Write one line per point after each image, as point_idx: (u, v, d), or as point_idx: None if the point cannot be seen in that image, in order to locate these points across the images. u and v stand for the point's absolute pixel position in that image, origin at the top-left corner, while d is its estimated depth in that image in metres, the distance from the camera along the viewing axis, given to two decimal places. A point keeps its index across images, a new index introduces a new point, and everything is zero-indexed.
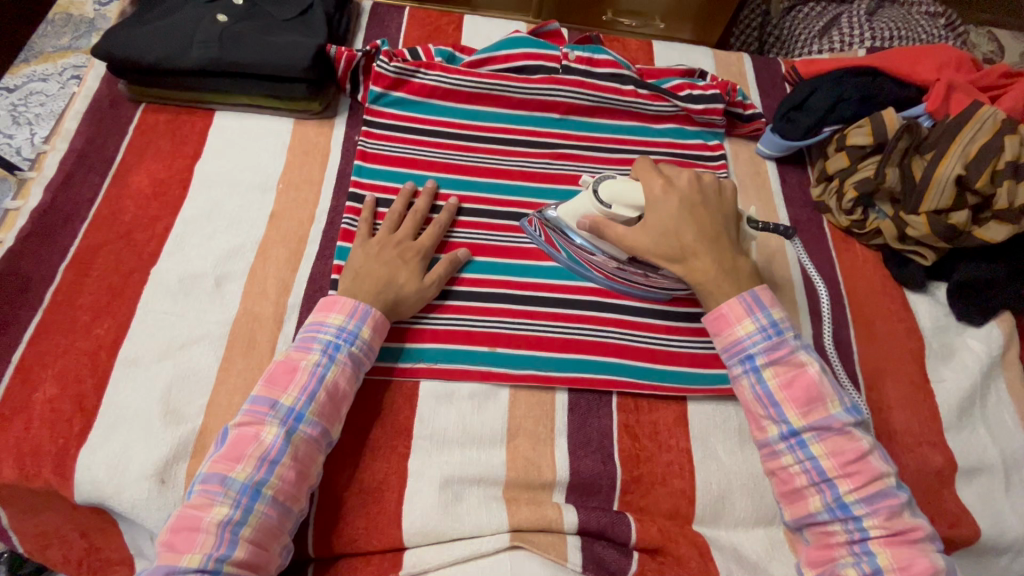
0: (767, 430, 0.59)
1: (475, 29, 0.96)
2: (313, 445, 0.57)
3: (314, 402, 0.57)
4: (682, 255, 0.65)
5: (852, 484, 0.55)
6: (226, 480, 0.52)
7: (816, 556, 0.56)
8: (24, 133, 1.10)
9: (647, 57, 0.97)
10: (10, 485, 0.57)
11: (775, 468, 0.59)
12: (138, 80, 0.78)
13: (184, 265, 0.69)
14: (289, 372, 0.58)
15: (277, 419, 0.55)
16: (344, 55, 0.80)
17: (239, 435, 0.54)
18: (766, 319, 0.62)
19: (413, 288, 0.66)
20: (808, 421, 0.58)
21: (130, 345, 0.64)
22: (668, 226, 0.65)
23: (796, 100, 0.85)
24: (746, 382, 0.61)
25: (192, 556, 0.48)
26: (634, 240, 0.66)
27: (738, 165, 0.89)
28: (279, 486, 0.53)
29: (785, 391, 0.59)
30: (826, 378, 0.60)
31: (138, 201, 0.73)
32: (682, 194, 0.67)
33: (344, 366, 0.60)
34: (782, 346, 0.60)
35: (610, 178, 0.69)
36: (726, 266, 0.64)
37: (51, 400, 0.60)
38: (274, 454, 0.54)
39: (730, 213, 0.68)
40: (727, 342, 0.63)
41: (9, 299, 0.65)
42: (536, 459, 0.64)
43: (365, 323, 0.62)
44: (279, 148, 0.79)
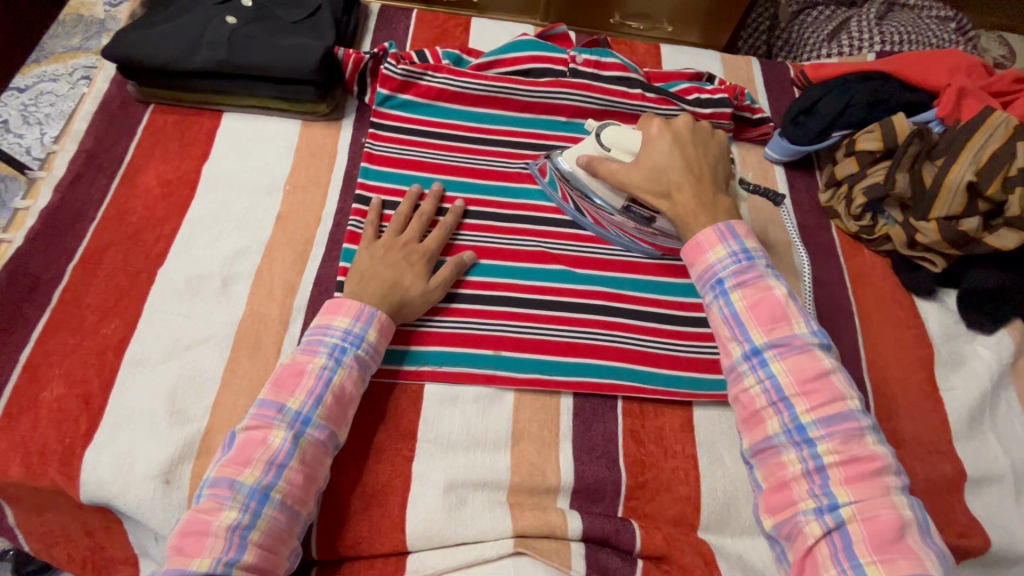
0: (731, 353, 0.58)
1: (482, 31, 0.96)
2: (320, 448, 0.56)
3: (321, 406, 0.57)
4: (667, 190, 0.67)
5: (810, 404, 0.53)
6: (234, 484, 0.51)
7: (775, 499, 0.53)
8: (35, 133, 1.10)
9: (655, 60, 0.97)
10: (17, 484, 0.58)
11: (738, 393, 0.58)
12: (148, 81, 0.78)
13: (191, 266, 0.69)
14: (296, 375, 0.58)
15: (285, 423, 0.55)
16: (352, 57, 0.81)
17: (247, 439, 0.54)
18: (737, 246, 0.61)
19: (418, 284, 0.67)
20: (771, 339, 0.57)
21: (137, 345, 0.64)
22: (659, 162, 0.68)
23: (804, 105, 0.85)
24: (716, 306, 0.60)
25: (201, 560, 0.48)
26: (626, 176, 0.69)
27: (745, 169, 0.88)
28: (288, 489, 0.53)
29: (751, 312, 0.58)
30: (794, 303, 0.59)
31: (146, 202, 0.73)
32: (675, 135, 0.70)
33: (350, 370, 0.60)
34: (750, 271, 0.60)
35: (615, 124, 0.73)
36: (706, 200, 0.65)
37: (58, 399, 0.60)
38: (282, 457, 0.53)
39: (718, 159, 0.71)
40: (698, 270, 0.62)
41: (18, 299, 0.65)
42: (540, 463, 0.64)
43: (372, 325, 0.62)
44: (287, 149, 0.80)
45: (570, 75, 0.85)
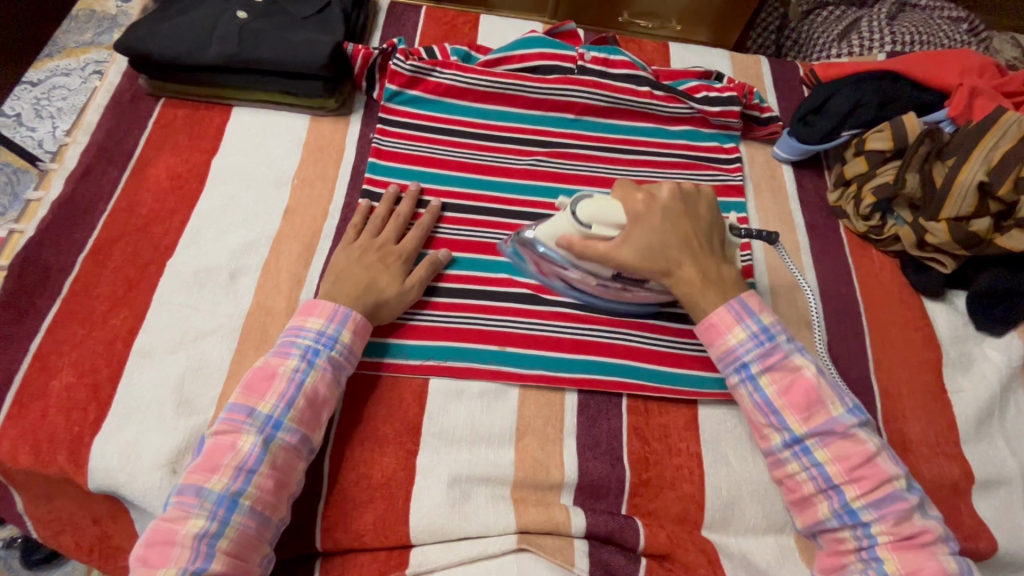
0: (770, 439, 0.60)
1: (491, 28, 0.96)
2: (292, 452, 0.56)
3: (293, 409, 0.57)
4: (667, 267, 0.64)
5: (859, 489, 0.56)
6: (201, 491, 0.51)
7: (828, 562, 0.58)
8: (47, 126, 1.12)
9: (663, 58, 0.96)
10: (26, 471, 0.58)
11: (782, 477, 0.60)
12: (158, 75, 0.79)
13: (199, 259, 0.70)
14: (267, 379, 0.58)
15: (255, 428, 0.55)
16: (361, 53, 0.81)
17: (216, 444, 0.54)
18: (756, 326, 0.62)
19: (390, 293, 0.66)
20: (810, 427, 0.58)
21: (145, 336, 0.64)
22: (652, 240, 0.64)
23: (813, 104, 0.84)
24: (744, 392, 0.62)
25: (167, 570, 0.49)
26: (618, 256, 0.63)
27: (753, 168, 0.88)
28: (257, 495, 0.53)
29: (783, 399, 0.60)
30: (824, 381, 0.60)
31: (155, 195, 0.73)
32: (664, 207, 0.65)
33: (322, 372, 0.60)
34: (776, 352, 0.61)
35: (588, 197, 0.65)
36: (711, 276, 0.65)
37: (67, 388, 0.61)
38: (250, 464, 0.53)
39: (712, 222, 0.68)
40: (721, 351, 0.63)
41: (29, 289, 0.66)
42: (544, 459, 0.64)
43: (345, 327, 0.62)
44: (295, 144, 0.80)
45: (577, 72, 0.86)
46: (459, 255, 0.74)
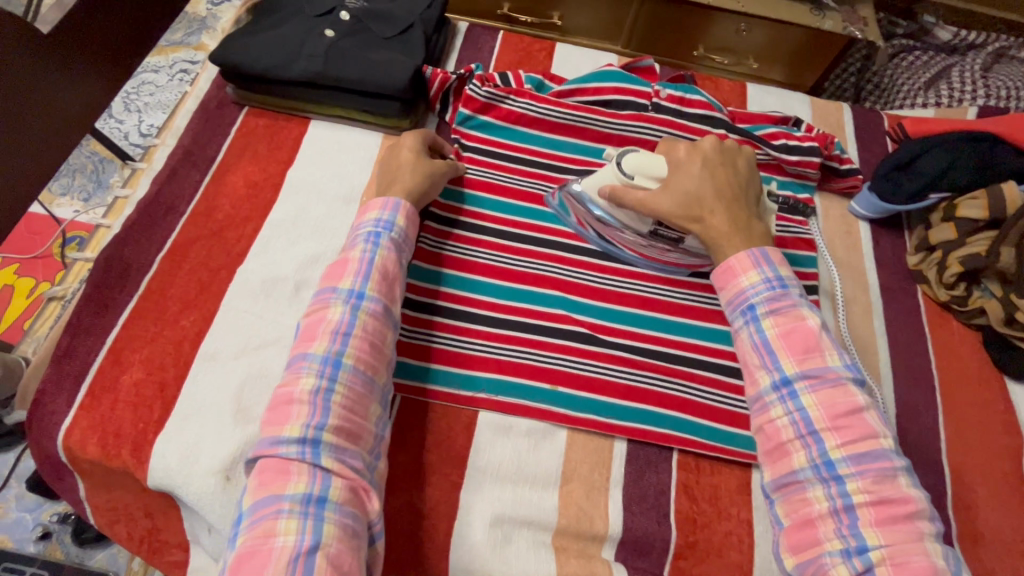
0: (759, 382, 0.59)
1: (566, 57, 0.96)
2: (379, 320, 0.60)
3: (370, 281, 0.60)
4: (700, 215, 0.68)
5: (841, 439, 0.54)
6: (307, 355, 0.56)
7: (798, 537, 0.53)
8: (134, 119, 1.18)
9: (740, 99, 0.94)
10: (93, 461, 0.61)
11: (764, 422, 0.58)
12: (245, 86, 0.82)
13: (268, 268, 0.72)
14: (341, 265, 0.62)
15: (341, 300, 0.59)
16: (439, 77, 0.82)
17: (311, 321, 0.59)
18: (771, 273, 0.63)
19: (432, 173, 0.72)
20: (802, 369, 0.57)
21: (212, 340, 0.67)
22: (689, 188, 0.69)
23: (900, 159, 0.80)
24: (746, 333, 0.62)
25: (292, 426, 0.52)
26: (655, 203, 0.69)
27: (827, 222, 0.85)
28: (356, 356, 0.57)
29: (782, 340, 0.59)
30: (826, 334, 0.60)
31: (233, 201, 0.76)
32: (704, 157, 0.70)
33: (388, 251, 0.63)
34: (784, 299, 0.61)
35: (634, 151, 0.72)
36: (741, 226, 0.67)
37: (136, 383, 0.63)
38: (345, 328, 0.57)
39: (749, 180, 0.72)
40: (731, 294, 0.64)
41: (110, 283, 0.69)
42: (589, 508, 0.62)
43: (398, 213, 0.66)
44: (367, 160, 0.82)
45: (651, 109, 0.84)
46: (517, 287, 0.73)
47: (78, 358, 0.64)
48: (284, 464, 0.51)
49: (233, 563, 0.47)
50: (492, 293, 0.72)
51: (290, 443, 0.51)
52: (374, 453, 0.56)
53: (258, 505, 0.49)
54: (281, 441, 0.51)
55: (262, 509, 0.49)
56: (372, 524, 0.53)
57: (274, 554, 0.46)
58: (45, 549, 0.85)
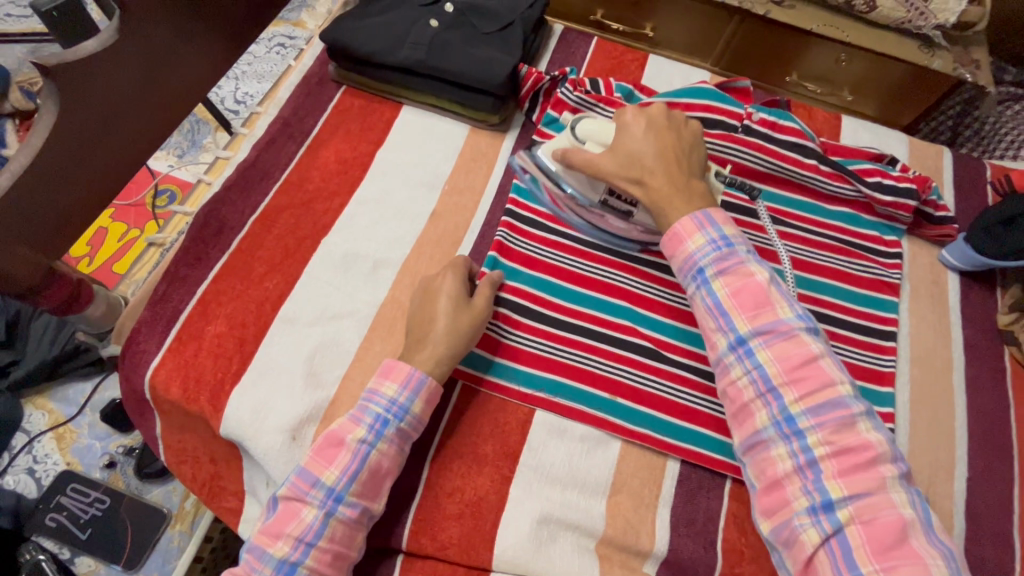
0: (717, 345, 0.60)
1: (658, 70, 0.96)
2: (351, 526, 0.57)
3: (354, 484, 0.56)
4: (640, 176, 0.67)
5: (798, 393, 0.55)
6: (263, 556, 0.54)
7: (768, 501, 0.54)
8: (231, 86, 1.24)
9: (833, 131, 0.91)
10: (173, 402, 0.65)
11: (726, 385, 0.59)
12: (347, 66, 0.85)
13: (350, 243, 0.74)
14: (335, 446, 0.58)
15: (318, 500, 0.55)
16: (533, 76, 0.83)
17: (286, 508, 0.56)
18: (716, 233, 0.62)
19: (468, 326, 0.64)
20: (755, 326, 0.57)
21: (291, 304, 0.70)
22: (632, 149, 0.68)
23: (1003, 214, 0.76)
24: (698, 297, 0.61)
25: None
26: (600, 162, 0.69)
27: (914, 268, 0.81)
28: (314, 566, 0.54)
29: (733, 299, 0.59)
30: (775, 287, 0.59)
31: (323, 174, 0.79)
32: (647, 122, 0.70)
33: (389, 443, 0.59)
34: (731, 257, 0.61)
35: (588, 118, 0.74)
36: (680, 187, 0.66)
37: (219, 335, 0.67)
38: (309, 536, 0.55)
39: (693, 146, 0.70)
40: (678, 260, 0.63)
41: (206, 238, 0.73)
42: (636, 522, 0.62)
43: (417, 396, 0.60)
44: (452, 150, 0.84)
45: (741, 131, 0.82)
46: (585, 292, 0.73)
47: (171, 304, 0.68)
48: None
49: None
50: (560, 295, 0.72)
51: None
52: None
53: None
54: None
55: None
56: None
57: None
58: (109, 477, 0.91)
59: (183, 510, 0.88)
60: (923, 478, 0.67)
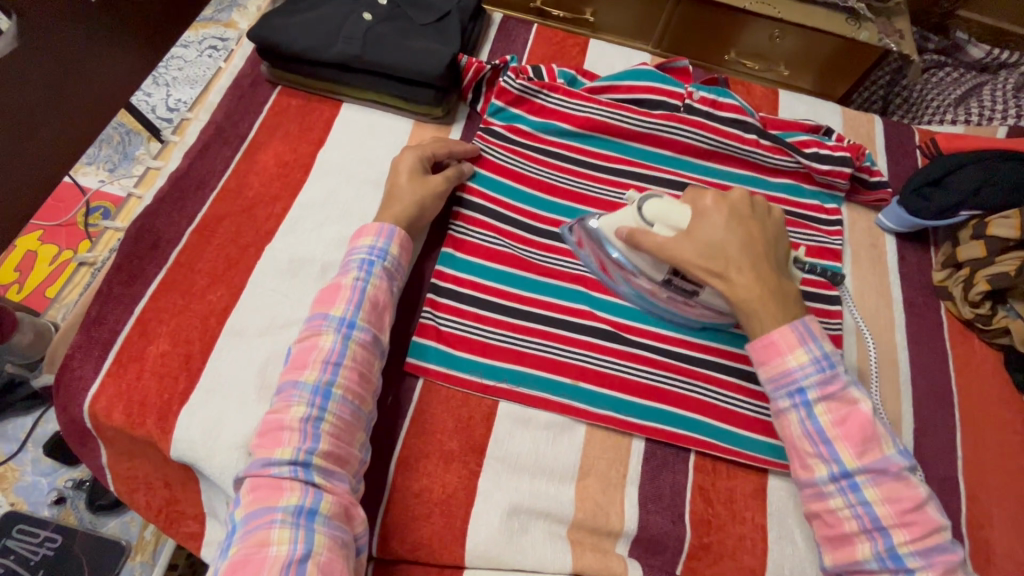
0: (814, 471, 0.58)
1: (599, 54, 0.96)
2: (368, 349, 0.61)
3: (361, 310, 0.62)
4: (724, 270, 0.63)
5: (909, 535, 0.54)
6: (298, 384, 0.57)
7: (840, 556, 0.56)
8: (161, 93, 1.18)
9: (771, 106, 0.94)
10: (118, 428, 0.61)
11: (821, 511, 0.58)
12: (280, 65, 0.82)
13: (296, 248, 0.72)
14: (333, 291, 0.63)
15: (332, 328, 0.60)
16: (474, 66, 0.82)
17: (302, 348, 0.60)
18: (818, 350, 0.59)
19: (429, 190, 0.72)
20: (863, 463, 0.56)
21: (238, 315, 0.67)
22: (716, 237, 0.63)
23: (931, 175, 0.79)
24: (795, 419, 0.59)
25: (284, 449, 0.53)
26: (676, 249, 0.64)
27: (854, 233, 0.85)
28: (346, 384, 0.58)
29: (837, 429, 0.57)
30: (879, 419, 0.58)
31: (263, 178, 0.76)
32: (732, 207, 0.65)
33: (380, 280, 0.64)
34: (835, 381, 0.59)
35: (656, 196, 0.67)
36: (770, 287, 0.62)
37: (162, 354, 0.64)
38: (335, 357, 0.58)
39: (778, 237, 0.67)
40: (774, 373, 0.60)
41: (141, 254, 0.69)
42: (605, 504, 0.63)
43: (393, 241, 0.67)
44: (397, 146, 0.82)
45: (683, 111, 0.84)
46: (541, 281, 0.73)
47: (107, 326, 0.65)
48: (276, 481, 0.52)
49: (225, 572, 0.48)
50: (518, 286, 0.72)
51: (282, 464, 0.53)
52: (359, 478, 0.57)
53: (250, 516, 0.50)
54: (273, 462, 0.53)
55: (254, 521, 0.50)
56: (358, 539, 0.54)
57: (267, 562, 0.47)
58: (59, 513, 0.86)
59: (143, 540, 0.84)
60: None
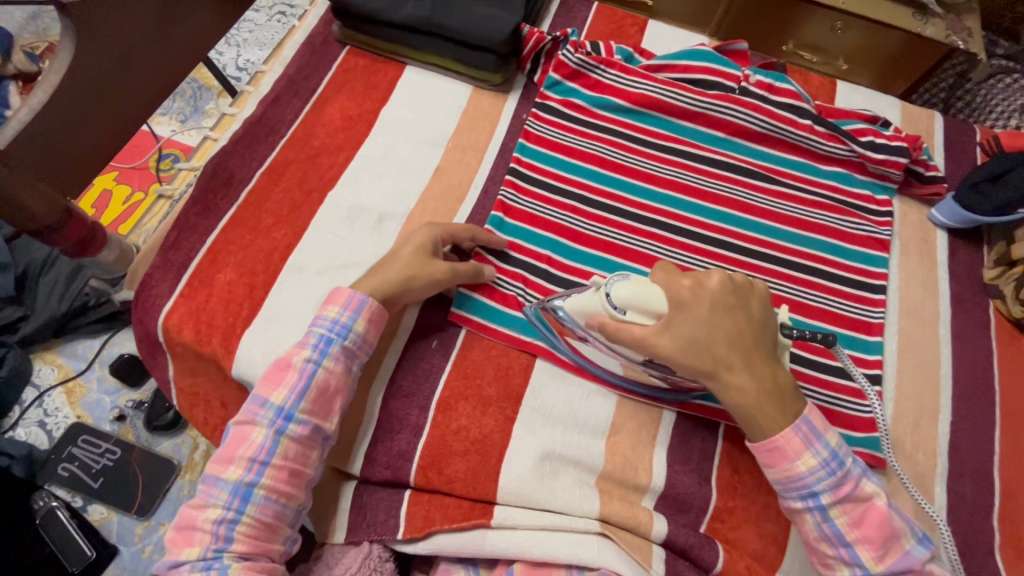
0: (836, 571, 0.57)
1: (658, 34, 0.97)
2: (304, 443, 0.59)
3: (303, 401, 0.59)
4: (715, 369, 0.57)
5: None
6: (218, 482, 0.56)
7: None
8: (232, 53, 1.24)
9: (829, 95, 0.93)
10: (186, 345, 0.66)
11: None
12: (351, 25, 0.86)
13: (356, 196, 0.76)
14: (282, 370, 0.60)
15: (268, 419, 0.58)
16: (535, 36, 0.85)
17: (235, 434, 0.58)
18: (825, 451, 0.56)
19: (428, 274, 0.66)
20: (885, 563, 0.55)
21: (299, 253, 0.71)
22: (698, 335, 0.56)
23: (990, 172, 0.78)
24: (811, 522, 0.57)
25: (192, 551, 0.55)
26: (657, 346, 0.56)
27: (904, 226, 0.84)
28: (270, 484, 0.56)
29: (855, 532, 0.55)
30: (893, 510, 0.57)
31: (329, 130, 0.81)
32: (713, 298, 0.57)
33: (335, 361, 0.61)
34: (847, 480, 0.56)
35: (626, 277, 0.58)
36: (765, 386, 0.57)
37: (230, 282, 0.68)
38: (262, 455, 0.57)
39: (764, 322, 0.59)
40: (785, 477, 0.57)
41: (215, 190, 0.74)
42: (634, 459, 0.65)
43: (360, 316, 0.62)
44: (456, 110, 0.85)
45: (738, 93, 0.84)
46: (584, 249, 0.75)
47: (183, 252, 0.70)
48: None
49: None
50: (562, 251, 0.75)
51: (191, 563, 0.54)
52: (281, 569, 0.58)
53: None
54: (179, 564, 0.54)
55: None
56: None
57: None
58: (120, 429, 0.96)
59: (192, 461, 0.94)
60: (909, 422, 0.71)
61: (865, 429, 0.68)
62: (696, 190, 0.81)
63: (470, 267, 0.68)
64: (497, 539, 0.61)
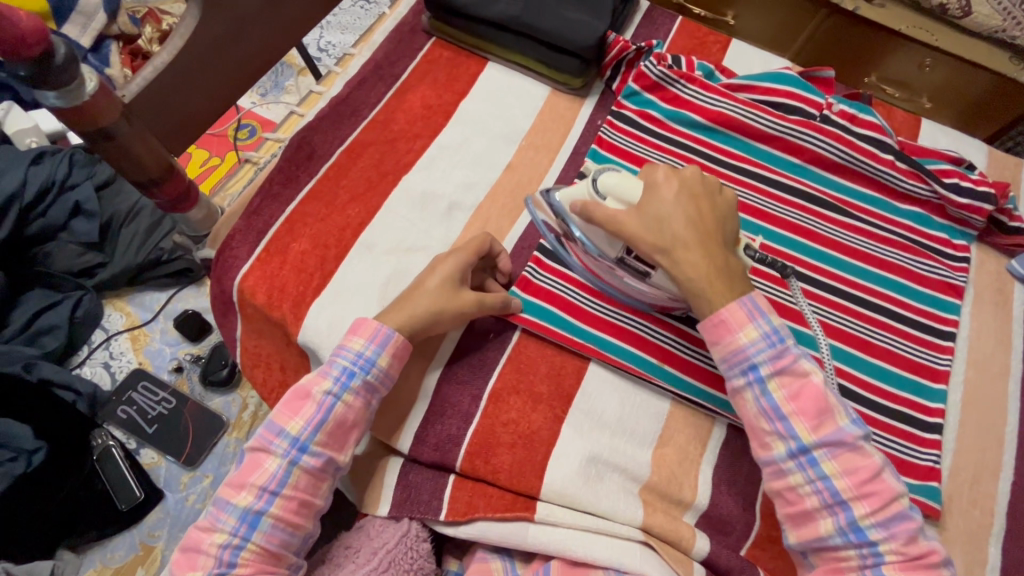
0: (773, 448, 0.57)
1: (741, 53, 0.97)
2: (315, 475, 0.60)
3: (319, 433, 0.59)
4: (671, 246, 0.61)
5: (869, 508, 0.54)
6: (228, 506, 0.57)
7: (804, 532, 0.56)
8: (315, 35, 1.28)
9: (912, 132, 0.91)
10: (257, 307, 0.69)
11: (782, 488, 0.57)
12: (441, 17, 0.88)
13: (429, 183, 0.78)
14: (301, 399, 0.60)
15: (284, 449, 0.59)
16: (619, 44, 0.86)
17: (250, 461, 0.59)
18: (767, 326, 0.58)
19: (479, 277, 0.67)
20: (818, 436, 0.56)
21: (371, 231, 0.73)
22: (662, 213, 0.61)
23: None
24: (750, 397, 0.58)
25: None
26: (625, 222, 0.62)
27: (980, 275, 0.81)
28: (278, 513, 0.58)
29: (791, 403, 0.57)
30: (831, 389, 0.58)
31: (408, 116, 0.83)
32: (681, 183, 0.63)
33: (355, 395, 0.61)
34: (786, 355, 0.58)
35: (613, 171, 0.66)
36: (717, 268, 0.60)
37: (303, 252, 0.71)
38: (273, 485, 0.58)
39: (728, 217, 0.63)
40: (728, 351, 0.59)
41: (298, 162, 0.77)
42: (680, 474, 0.64)
43: (384, 351, 0.62)
44: (533, 110, 0.86)
45: (819, 120, 0.82)
46: None
47: (263, 218, 0.73)
48: None
49: None
50: None
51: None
52: None
53: None
54: None
55: None
56: None
57: None
58: (177, 379, 1.02)
59: (240, 420, 0.98)
60: (967, 475, 0.69)
61: (922, 476, 0.67)
62: (764, 213, 0.80)
63: (499, 301, 0.67)
64: (539, 534, 0.62)
